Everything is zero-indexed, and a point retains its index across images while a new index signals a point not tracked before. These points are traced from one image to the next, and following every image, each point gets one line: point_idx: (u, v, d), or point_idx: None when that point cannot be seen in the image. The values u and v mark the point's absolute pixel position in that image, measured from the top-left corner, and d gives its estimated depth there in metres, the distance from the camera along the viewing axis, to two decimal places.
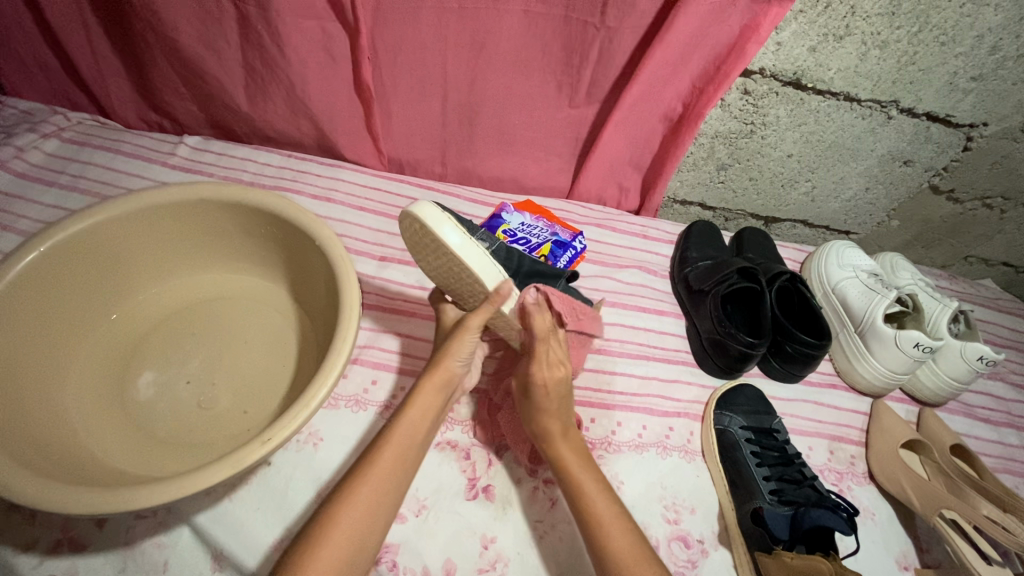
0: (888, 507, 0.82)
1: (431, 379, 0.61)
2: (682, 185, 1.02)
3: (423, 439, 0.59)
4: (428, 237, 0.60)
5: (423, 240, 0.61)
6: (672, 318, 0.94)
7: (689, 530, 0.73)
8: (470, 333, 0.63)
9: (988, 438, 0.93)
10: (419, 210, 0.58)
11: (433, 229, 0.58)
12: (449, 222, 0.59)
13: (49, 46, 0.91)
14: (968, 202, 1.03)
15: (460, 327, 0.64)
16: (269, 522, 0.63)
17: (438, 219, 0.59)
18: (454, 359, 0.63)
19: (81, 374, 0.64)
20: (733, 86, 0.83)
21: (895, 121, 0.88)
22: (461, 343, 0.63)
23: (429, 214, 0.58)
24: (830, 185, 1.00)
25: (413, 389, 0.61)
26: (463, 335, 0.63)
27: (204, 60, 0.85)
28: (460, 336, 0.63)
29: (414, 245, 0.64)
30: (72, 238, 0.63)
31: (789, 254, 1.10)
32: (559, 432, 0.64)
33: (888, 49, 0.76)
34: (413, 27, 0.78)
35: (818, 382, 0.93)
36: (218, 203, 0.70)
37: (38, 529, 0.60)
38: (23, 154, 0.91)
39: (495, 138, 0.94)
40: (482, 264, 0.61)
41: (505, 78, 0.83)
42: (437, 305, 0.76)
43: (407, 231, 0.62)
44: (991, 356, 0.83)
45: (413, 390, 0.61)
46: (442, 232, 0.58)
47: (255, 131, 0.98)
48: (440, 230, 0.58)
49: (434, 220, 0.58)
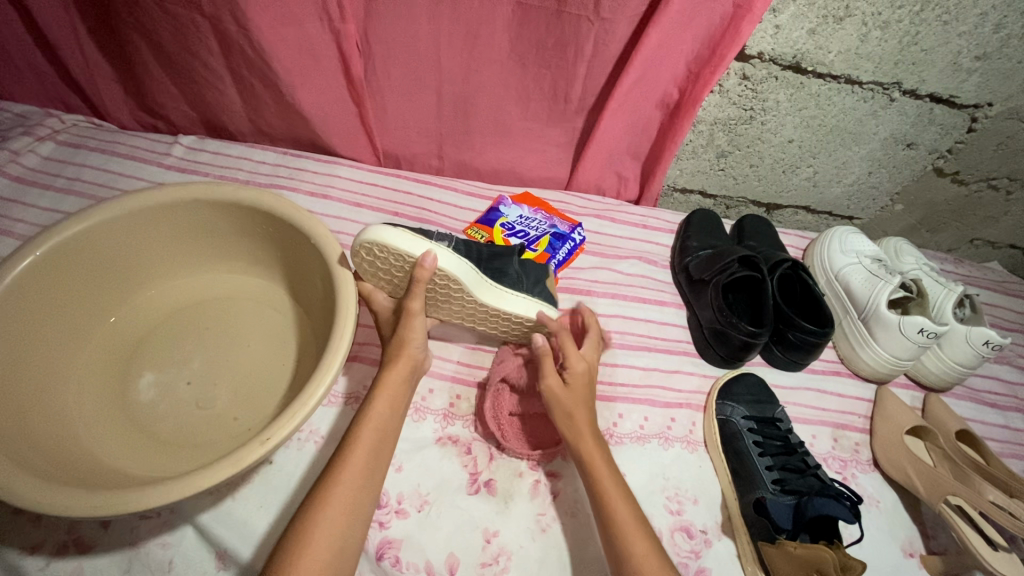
0: (892, 494, 0.82)
1: (396, 368, 0.63)
2: (681, 173, 1.00)
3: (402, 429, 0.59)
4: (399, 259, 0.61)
5: (392, 261, 0.62)
6: (674, 308, 0.93)
7: (692, 520, 0.73)
8: (416, 317, 0.64)
9: (995, 423, 0.92)
10: (379, 233, 0.59)
11: (401, 247, 0.59)
12: (412, 235, 0.60)
13: (39, 49, 0.91)
14: (973, 184, 1.01)
15: (403, 315, 0.64)
16: (273, 520, 0.63)
17: (403, 237, 0.59)
18: (412, 345, 0.65)
19: (80, 377, 0.64)
20: (732, 72, 0.82)
21: (898, 103, 0.86)
22: (411, 328, 0.64)
23: (390, 234, 0.59)
24: (832, 169, 0.99)
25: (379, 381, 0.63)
26: (409, 321, 0.64)
27: (196, 59, 0.85)
28: (408, 323, 0.64)
29: (379, 271, 0.65)
30: (68, 240, 0.63)
31: (791, 241, 1.08)
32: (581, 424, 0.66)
33: (890, 29, 0.75)
34: (406, 21, 0.77)
35: (821, 370, 0.92)
36: (214, 203, 0.70)
37: (44, 532, 0.60)
38: (19, 157, 0.91)
39: (492, 131, 0.93)
40: (459, 266, 0.62)
41: (500, 69, 0.82)
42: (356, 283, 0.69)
43: (368, 259, 0.63)
44: (997, 340, 0.82)
45: (379, 382, 0.62)
46: (410, 247, 0.59)
47: (250, 130, 0.97)
48: (415, 249, 0.60)
49: (395, 237, 0.59)
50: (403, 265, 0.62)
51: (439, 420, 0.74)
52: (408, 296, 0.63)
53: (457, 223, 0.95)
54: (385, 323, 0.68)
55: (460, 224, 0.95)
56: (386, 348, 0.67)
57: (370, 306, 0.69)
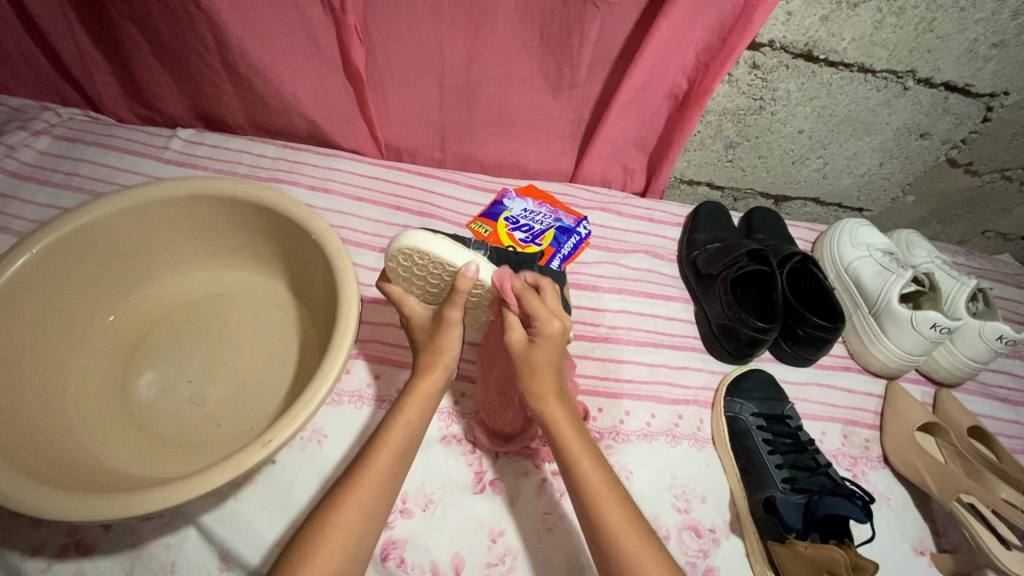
0: (903, 492, 0.80)
1: (430, 378, 0.60)
2: (688, 165, 0.99)
3: (410, 439, 0.57)
4: (436, 265, 0.57)
5: (430, 268, 0.59)
6: (681, 302, 0.92)
7: (700, 519, 0.72)
8: (455, 327, 0.60)
9: (1006, 419, 0.91)
10: (420, 242, 0.56)
11: (443, 258, 0.56)
12: (452, 244, 0.57)
13: (35, 42, 0.89)
14: (987, 174, 0.99)
15: (440, 324, 0.60)
16: (277, 522, 0.62)
17: (444, 246, 0.56)
18: (445, 353, 0.61)
19: (80, 378, 0.63)
20: (741, 61, 0.79)
21: (912, 92, 0.84)
22: (449, 336, 0.60)
23: (432, 243, 0.56)
24: (843, 160, 0.96)
25: (408, 389, 0.60)
26: (447, 330, 0.60)
27: (192, 51, 0.83)
28: (445, 332, 0.60)
29: (413, 275, 0.61)
30: (63, 239, 0.62)
31: (800, 233, 1.06)
32: (547, 388, 0.57)
33: (905, 16, 0.72)
34: (407, 13, 0.75)
35: (831, 365, 0.91)
36: (211, 198, 0.68)
37: (45, 533, 0.60)
38: (15, 153, 0.90)
39: (495, 122, 0.91)
40: (496, 278, 0.59)
41: (503, 59, 0.80)
42: (382, 286, 0.64)
43: (405, 265, 0.60)
44: (1011, 335, 0.80)
45: (409, 389, 0.60)
46: (451, 257, 0.56)
47: (249, 122, 0.96)
48: (453, 258, 0.56)
49: (437, 245, 0.56)
50: (435, 271, 0.59)
51: (443, 419, 0.73)
52: (446, 304, 0.60)
53: (460, 217, 0.94)
54: (417, 329, 0.63)
55: (463, 218, 0.94)
56: (416, 356, 0.63)
57: (399, 311, 0.64)
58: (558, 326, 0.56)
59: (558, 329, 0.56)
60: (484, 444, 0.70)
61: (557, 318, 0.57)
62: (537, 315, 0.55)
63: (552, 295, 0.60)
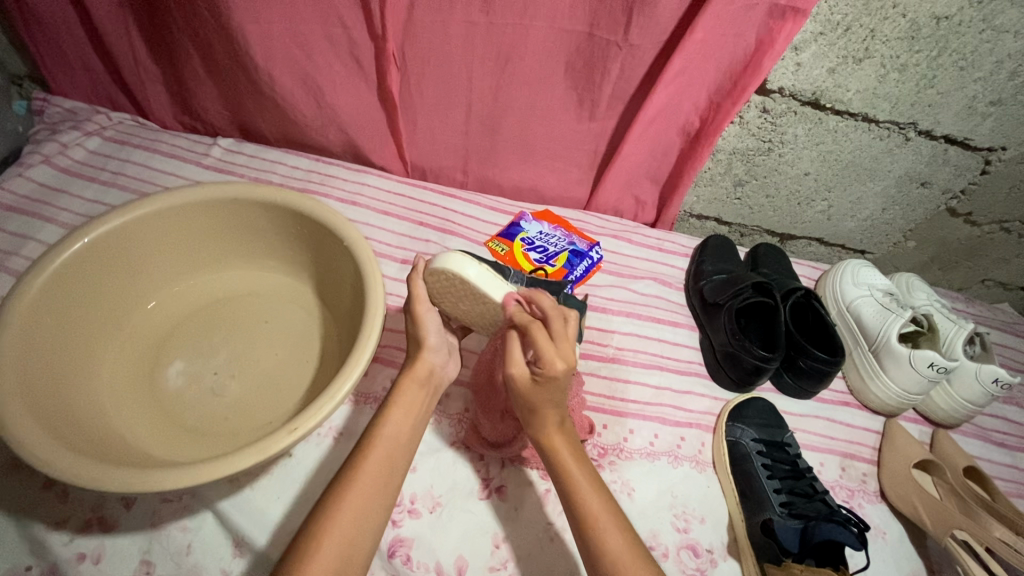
0: (899, 526, 0.82)
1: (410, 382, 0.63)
2: (698, 200, 1.03)
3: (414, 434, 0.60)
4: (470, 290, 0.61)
5: (463, 292, 0.62)
6: (686, 329, 0.95)
7: (699, 539, 0.74)
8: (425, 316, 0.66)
9: (1004, 463, 0.92)
10: (458, 266, 0.59)
11: (478, 285, 0.59)
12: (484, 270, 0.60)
13: (97, 52, 0.96)
14: (985, 225, 1.03)
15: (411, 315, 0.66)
16: (290, 514, 0.65)
17: (478, 272, 0.60)
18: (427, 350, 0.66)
19: (114, 363, 0.67)
20: (753, 104, 0.85)
21: (913, 142, 0.89)
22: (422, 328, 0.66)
23: (467, 268, 0.59)
24: (847, 204, 1.01)
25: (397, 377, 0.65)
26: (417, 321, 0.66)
27: (239, 67, 0.89)
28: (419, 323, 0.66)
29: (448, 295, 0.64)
30: (113, 231, 0.66)
31: (804, 271, 1.10)
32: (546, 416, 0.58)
33: (907, 72, 0.78)
34: (444, 44, 0.81)
35: (831, 400, 0.93)
36: (252, 202, 0.73)
37: (69, 507, 0.62)
38: (67, 151, 0.96)
39: (517, 149, 0.96)
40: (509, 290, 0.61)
41: (529, 90, 0.86)
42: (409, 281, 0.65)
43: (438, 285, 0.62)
44: (1007, 379, 0.83)
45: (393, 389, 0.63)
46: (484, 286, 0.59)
47: (286, 135, 1.01)
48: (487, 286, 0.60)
49: (475, 272, 0.59)
50: (464, 294, 0.62)
51: (453, 425, 0.75)
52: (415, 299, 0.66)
53: (479, 235, 0.98)
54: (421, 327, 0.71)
55: (481, 236, 0.98)
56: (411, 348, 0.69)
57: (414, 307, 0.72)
58: (562, 366, 0.54)
59: (563, 371, 0.54)
60: (490, 454, 0.72)
61: (564, 359, 0.54)
62: (542, 357, 0.53)
63: (563, 326, 0.57)
